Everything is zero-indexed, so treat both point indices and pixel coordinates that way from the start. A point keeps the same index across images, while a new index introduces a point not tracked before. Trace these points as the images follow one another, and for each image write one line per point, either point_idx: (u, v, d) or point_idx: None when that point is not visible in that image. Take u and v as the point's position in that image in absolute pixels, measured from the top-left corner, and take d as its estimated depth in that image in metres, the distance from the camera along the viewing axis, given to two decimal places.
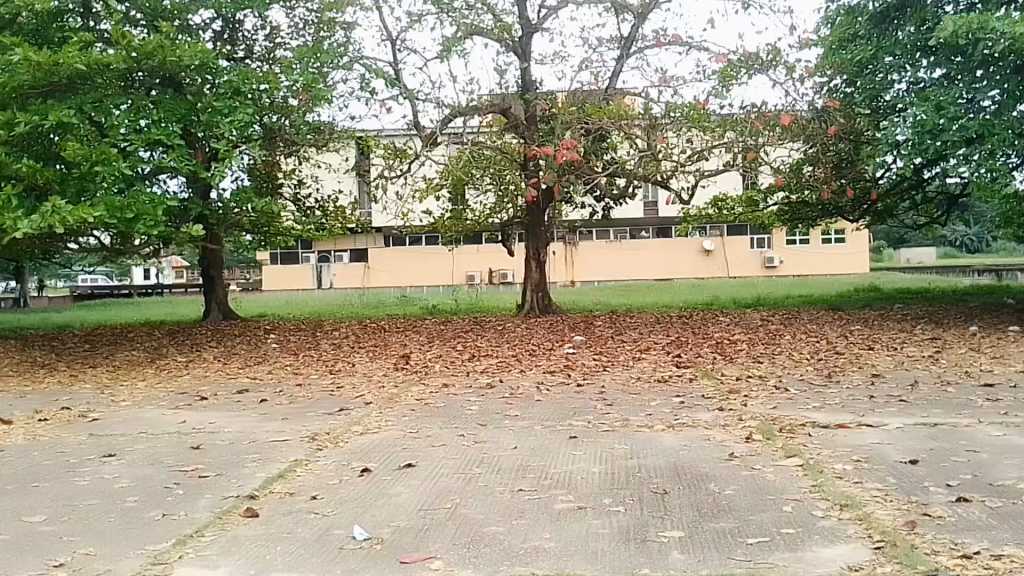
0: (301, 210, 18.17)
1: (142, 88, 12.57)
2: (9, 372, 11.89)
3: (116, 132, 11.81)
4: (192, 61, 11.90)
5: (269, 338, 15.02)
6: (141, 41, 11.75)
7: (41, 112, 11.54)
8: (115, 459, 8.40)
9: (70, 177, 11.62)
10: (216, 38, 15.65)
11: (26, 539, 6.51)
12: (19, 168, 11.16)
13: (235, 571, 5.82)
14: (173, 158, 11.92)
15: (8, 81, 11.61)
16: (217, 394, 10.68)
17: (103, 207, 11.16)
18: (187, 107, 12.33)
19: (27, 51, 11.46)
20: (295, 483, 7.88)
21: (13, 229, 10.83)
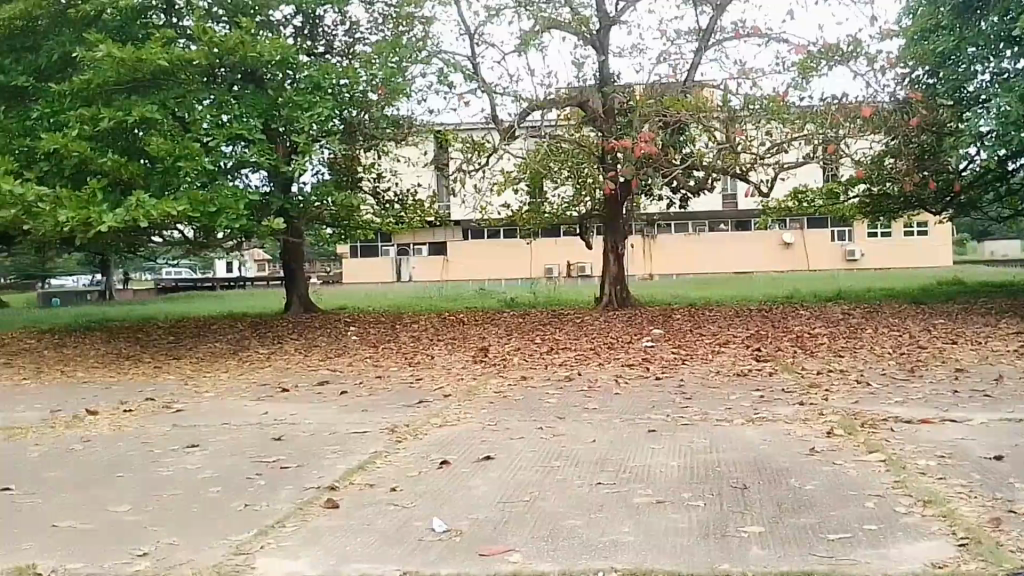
0: (379, 203, 17.85)
1: (224, 83, 12.98)
2: (97, 363, 12.27)
3: (198, 126, 12.19)
4: (272, 57, 12.39)
5: (348, 330, 15.15)
6: (222, 38, 12.24)
7: (126, 108, 11.96)
8: (198, 450, 8.42)
9: (154, 172, 11.99)
10: (296, 34, 15.87)
11: (113, 528, 6.65)
12: (105, 163, 11.56)
13: (316, 562, 5.90)
14: (255, 152, 12.31)
15: (97, 78, 11.96)
16: (298, 385, 10.80)
17: (186, 202, 11.51)
18: (268, 103, 12.72)
19: (111, 48, 11.81)
20: (375, 474, 7.93)
21: (99, 222, 11.20)
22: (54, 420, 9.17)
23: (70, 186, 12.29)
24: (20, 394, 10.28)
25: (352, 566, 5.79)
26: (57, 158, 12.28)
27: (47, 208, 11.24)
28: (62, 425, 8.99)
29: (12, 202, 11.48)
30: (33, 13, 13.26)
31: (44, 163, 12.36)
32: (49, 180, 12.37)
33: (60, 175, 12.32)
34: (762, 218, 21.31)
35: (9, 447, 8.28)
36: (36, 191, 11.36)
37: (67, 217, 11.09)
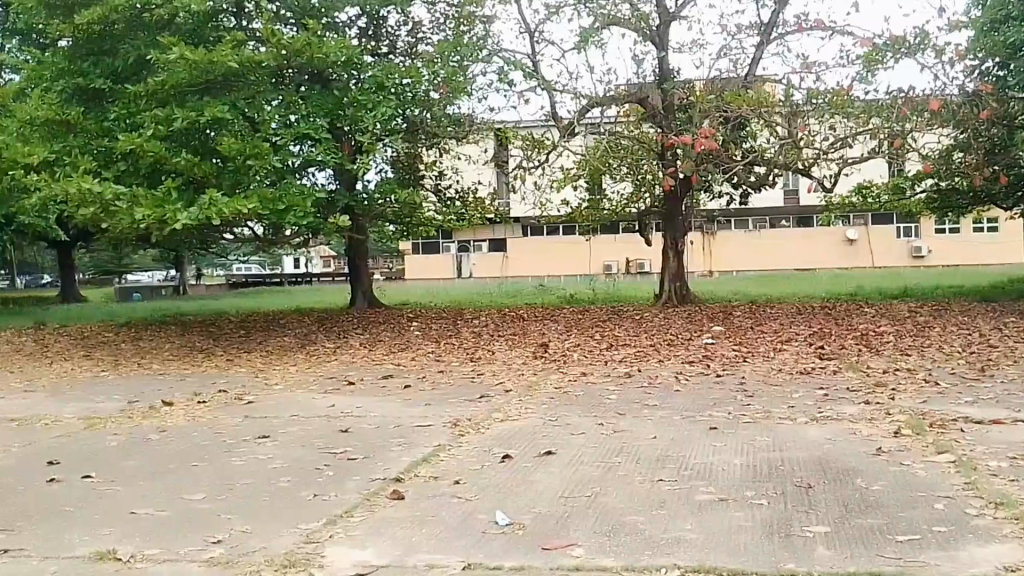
0: (441, 200, 17.94)
1: (291, 84, 13.64)
2: (173, 356, 12.70)
3: (268, 126, 12.70)
4: (337, 57, 12.88)
5: (411, 325, 15.41)
6: (290, 39, 12.71)
7: (199, 109, 12.39)
8: (269, 440, 8.63)
9: (226, 171, 12.44)
10: (361, 35, 16.23)
11: (190, 515, 6.88)
12: (180, 162, 12.09)
13: (383, 551, 6.01)
14: (321, 152, 12.90)
15: (171, 79, 12.27)
16: (364, 378, 11.02)
17: (257, 200, 11.99)
18: (334, 102, 13.33)
19: (184, 50, 12.16)
20: (439, 467, 8.03)
21: (174, 220, 11.63)
22: (132, 410, 9.51)
23: (145, 185, 12.74)
24: (99, 386, 10.72)
25: (418, 557, 5.89)
26: (133, 159, 12.76)
27: (124, 207, 11.74)
28: (140, 415, 9.32)
29: (93, 201, 11.96)
30: (107, 19, 13.63)
31: (122, 164, 12.86)
32: (126, 180, 12.82)
33: (136, 175, 12.77)
34: (825, 214, 21.10)
35: (91, 436, 8.63)
36: (115, 190, 11.82)
37: (143, 215, 11.56)
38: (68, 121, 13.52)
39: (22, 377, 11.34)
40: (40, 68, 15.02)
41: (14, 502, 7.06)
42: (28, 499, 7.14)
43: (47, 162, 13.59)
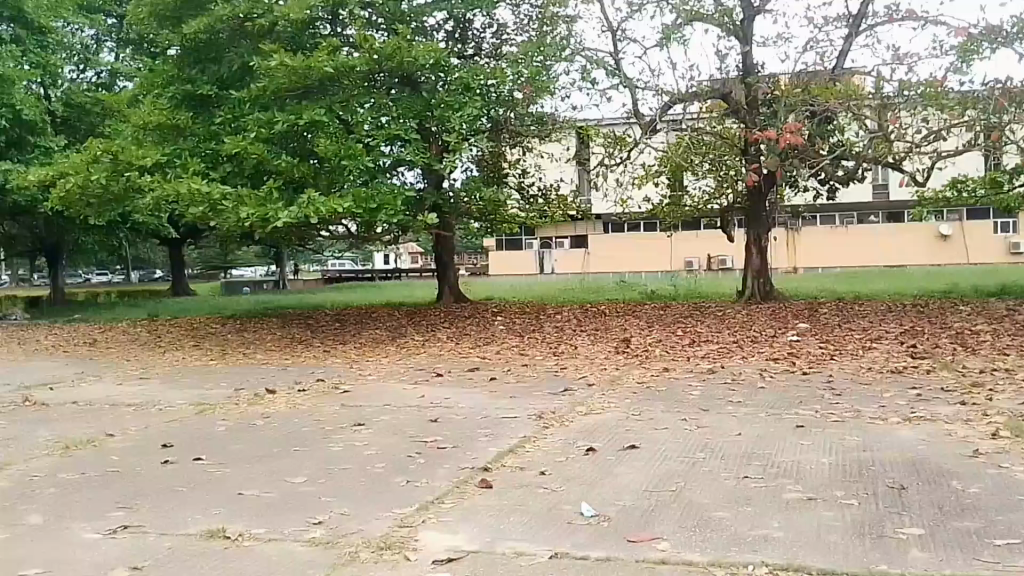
0: (525, 198, 18.52)
1: (382, 87, 14.29)
2: (274, 346, 13.44)
3: (361, 128, 13.47)
4: (426, 60, 13.61)
5: (496, 319, 15.73)
6: (381, 45, 13.49)
7: (297, 113, 13.35)
8: (364, 428, 9.02)
9: (321, 172, 13.39)
10: (449, 38, 16.80)
11: (291, 497, 7.27)
12: (281, 164, 13.04)
13: (473, 538, 6.22)
14: (410, 151, 13.70)
15: (270, 84, 13.30)
16: (451, 370, 11.37)
17: (351, 199, 12.78)
18: (423, 105, 14.11)
19: (283, 57, 13.08)
20: (525, 458, 8.22)
21: (276, 218, 12.56)
22: (239, 397, 10.12)
23: (249, 185, 13.84)
24: (207, 373, 11.44)
25: (507, 544, 6.07)
26: (238, 160, 13.88)
27: (231, 206, 12.68)
28: (245, 402, 9.89)
29: (202, 200, 12.89)
30: (212, 28, 14.59)
31: (228, 165, 14.01)
32: (231, 180, 13.97)
33: (241, 175, 13.89)
34: (916, 209, 20.48)
35: (200, 420, 9.21)
36: (222, 189, 12.72)
37: (248, 213, 12.51)
38: (177, 125, 14.91)
39: (137, 364, 12.24)
40: (156, 76, 16.22)
41: (132, 480, 7.63)
42: (143, 477, 7.70)
43: (159, 165, 14.70)
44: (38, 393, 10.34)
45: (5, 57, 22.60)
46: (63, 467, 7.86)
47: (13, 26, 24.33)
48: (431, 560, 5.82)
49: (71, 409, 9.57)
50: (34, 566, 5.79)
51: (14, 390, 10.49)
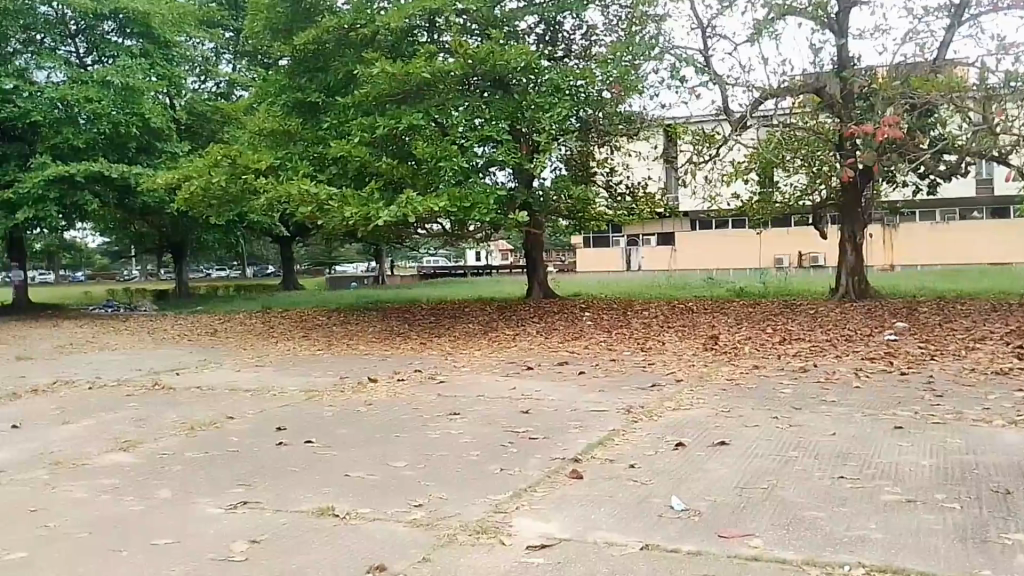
0: (613, 196, 18.68)
1: (476, 90, 15.10)
2: (375, 338, 14.17)
3: (456, 129, 14.26)
4: (517, 63, 14.22)
5: (583, 315, 16.00)
6: (476, 50, 14.20)
7: (396, 117, 14.24)
8: (460, 417, 9.43)
9: (419, 173, 14.19)
10: (540, 41, 17.29)
11: (394, 480, 7.72)
12: (382, 165, 13.92)
13: (566, 526, 6.46)
14: (503, 152, 14.36)
15: (373, 90, 14.33)
16: (541, 364, 11.69)
17: (447, 199, 13.45)
18: (516, 106, 14.71)
19: (385, 65, 13.91)
20: (615, 450, 8.41)
21: (377, 216, 13.28)
22: (344, 384, 10.75)
23: (352, 185, 14.87)
24: (314, 362, 12.17)
25: (598, 534, 6.27)
26: (342, 163, 14.87)
27: (336, 205, 13.48)
28: (349, 389, 10.51)
29: (310, 201, 13.73)
30: (320, 38, 15.69)
31: (334, 168, 15.02)
32: (336, 181, 14.96)
33: (345, 177, 14.83)
34: None
35: (309, 406, 9.83)
36: (328, 191, 13.49)
37: (352, 213, 13.30)
38: (288, 131, 16.13)
39: (252, 353, 13.14)
40: (269, 85, 17.46)
41: (249, 458, 8.29)
42: (258, 457, 8.33)
43: (273, 167, 15.74)
44: (166, 377, 11.31)
45: (135, 70, 25.56)
46: (189, 446, 8.60)
47: (142, 42, 27.36)
48: (525, 546, 6.08)
49: (196, 393, 10.43)
50: (166, 536, 6.39)
51: (145, 374, 11.52)
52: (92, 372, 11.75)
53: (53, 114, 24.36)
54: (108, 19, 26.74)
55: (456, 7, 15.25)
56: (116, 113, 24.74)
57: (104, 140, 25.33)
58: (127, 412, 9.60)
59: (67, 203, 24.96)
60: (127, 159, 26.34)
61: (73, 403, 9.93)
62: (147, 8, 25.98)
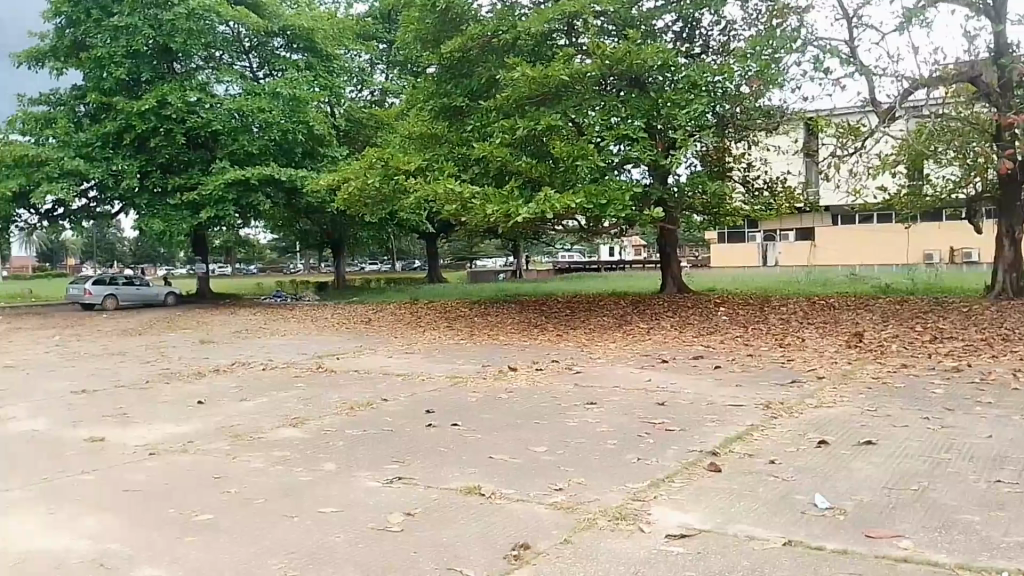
0: (750, 191, 18.42)
1: (611, 90, 15.71)
2: (514, 329, 14.78)
3: (593, 130, 14.94)
4: (652, 62, 14.72)
5: (718, 310, 15.86)
6: (612, 50, 14.70)
7: (536, 119, 15.05)
8: (596, 407, 9.73)
9: (556, 172, 14.90)
10: (677, 38, 17.48)
11: (535, 463, 8.12)
12: (521, 165, 14.78)
13: (705, 517, 6.56)
14: (638, 149, 14.70)
15: (514, 93, 15.18)
16: (676, 357, 11.84)
17: (583, 196, 14.08)
18: (651, 104, 15.09)
19: (525, 69, 14.78)
20: (754, 445, 8.40)
21: (517, 213, 14.00)
22: (486, 372, 11.38)
23: (493, 183, 15.90)
24: (458, 351, 12.91)
25: (738, 527, 6.30)
26: (484, 163, 16.07)
27: (479, 204, 14.43)
28: (491, 376, 11.12)
29: (454, 199, 14.72)
30: (468, 45, 16.59)
31: (477, 168, 16.22)
32: (478, 180, 16.23)
33: (486, 176, 16.06)
34: None
35: (452, 391, 10.47)
36: (471, 190, 14.44)
37: (494, 210, 14.17)
38: (435, 134, 17.82)
39: (402, 340, 14.09)
40: (418, 92, 18.82)
41: (401, 437, 8.97)
42: (407, 437, 8.98)
43: (420, 169, 17.06)
44: (327, 361, 12.37)
45: (301, 83, 28.38)
46: (347, 425, 9.39)
47: (306, 56, 30.59)
48: (665, 535, 6.21)
49: (354, 375, 11.36)
50: (331, 505, 7.07)
51: (309, 358, 12.65)
52: (264, 354, 13.06)
53: (231, 124, 27.48)
54: (278, 35, 30.07)
55: (594, 9, 15.69)
56: (285, 121, 27.73)
57: (273, 145, 28.53)
58: (295, 391, 10.64)
59: (242, 203, 27.84)
60: (293, 162, 29.38)
61: (250, 382, 11.10)
62: (310, 25, 29.33)
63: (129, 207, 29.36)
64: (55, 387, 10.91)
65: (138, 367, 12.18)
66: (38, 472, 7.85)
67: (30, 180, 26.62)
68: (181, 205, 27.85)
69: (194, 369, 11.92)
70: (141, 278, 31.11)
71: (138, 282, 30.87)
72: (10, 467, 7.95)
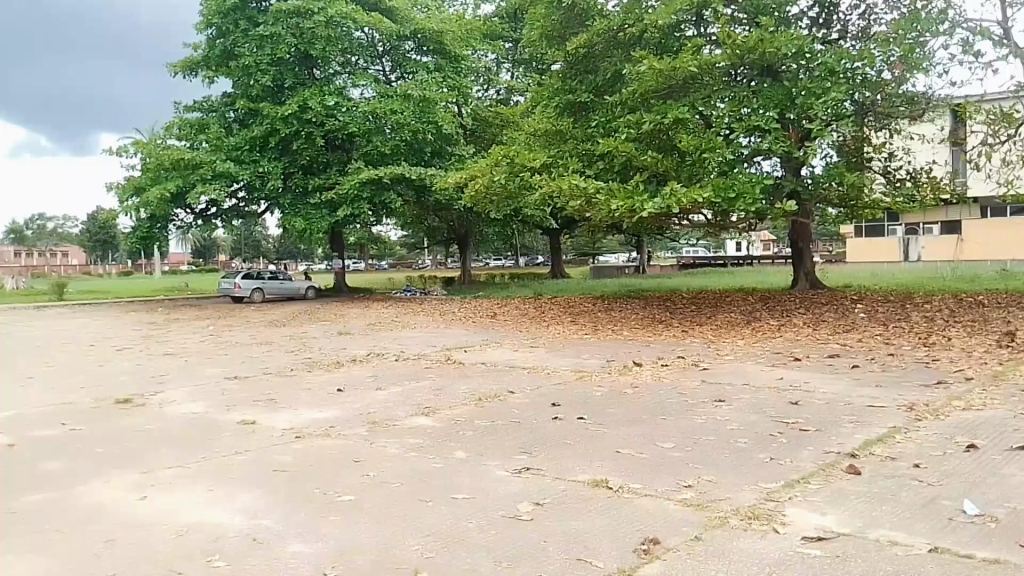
0: (891, 181, 17.62)
1: (742, 80, 15.96)
2: (638, 324, 14.83)
3: (722, 122, 15.04)
4: (787, 49, 14.40)
5: (856, 307, 15.23)
6: (744, 39, 14.55)
7: (663, 113, 15.09)
8: (725, 404, 9.59)
9: (683, 165, 14.96)
10: (812, 24, 17.00)
11: (665, 459, 8.01)
12: (647, 160, 14.99)
13: (844, 520, 6.21)
14: (770, 141, 14.66)
15: (640, 87, 15.34)
16: (810, 355, 11.54)
17: (711, 189, 14.00)
18: (785, 93, 14.83)
19: (652, 62, 14.90)
20: (895, 448, 7.98)
21: (642, 208, 14.19)
22: (611, 367, 11.48)
23: (618, 178, 16.11)
24: (584, 345, 13.08)
25: (880, 532, 5.94)
26: (608, 158, 16.17)
27: (604, 199, 14.73)
28: (616, 371, 11.19)
29: (579, 194, 15.14)
30: (594, 42, 17.05)
31: (601, 163, 16.40)
32: (603, 176, 16.33)
33: (610, 171, 16.17)
34: None
35: (579, 385, 10.62)
36: (596, 185, 14.78)
37: (618, 206, 14.36)
38: (559, 131, 18.14)
39: (528, 334, 14.42)
40: (544, 90, 19.31)
41: (527, 430, 9.11)
42: (533, 429, 9.11)
43: (545, 165, 17.57)
44: (457, 353, 12.80)
45: (430, 84, 29.45)
46: (476, 415, 9.69)
47: (436, 58, 31.71)
48: (801, 537, 5.91)
49: (482, 368, 11.70)
50: (462, 491, 7.24)
51: (439, 350, 13.14)
52: (397, 345, 13.68)
53: (366, 125, 28.71)
54: (409, 39, 31.27)
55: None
56: (415, 122, 28.79)
57: (405, 145, 29.56)
58: (425, 382, 11.07)
59: (376, 201, 29.05)
60: (424, 161, 30.71)
61: (384, 372, 11.63)
62: (440, 27, 30.27)
63: (274, 206, 31.32)
64: (209, 373, 11.85)
65: (282, 356, 13.03)
66: (197, 452, 8.50)
67: (186, 182, 28.89)
68: (321, 204, 29.49)
69: (332, 359, 12.63)
70: (285, 272, 32.94)
71: (282, 276, 32.78)
72: (173, 446, 8.67)
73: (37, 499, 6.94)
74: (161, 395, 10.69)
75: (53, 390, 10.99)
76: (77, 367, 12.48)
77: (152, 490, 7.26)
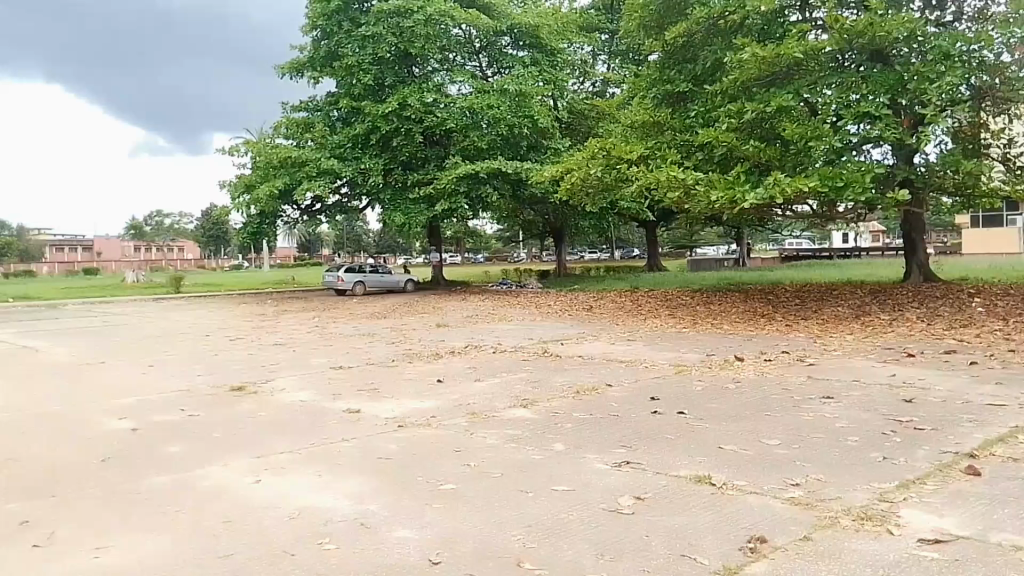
0: (1009, 169, 16.77)
1: (851, 65, 15.51)
2: (737, 319, 14.56)
3: (829, 109, 14.65)
4: (898, 32, 13.93)
5: (974, 301, 14.46)
6: (852, 23, 14.19)
7: (766, 101, 14.96)
8: (834, 401, 9.33)
9: (787, 155, 14.96)
10: (925, 6, 16.34)
11: (771, 456, 7.85)
12: (750, 150, 14.90)
13: (962, 522, 5.93)
14: (880, 127, 13.95)
15: (741, 75, 15.22)
16: (924, 351, 11.09)
17: (818, 178, 13.73)
18: (896, 79, 14.31)
19: (755, 50, 14.71)
20: (1018, 449, 7.52)
21: (743, 199, 14.05)
22: (710, 361, 11.34)
23: (717, 169, 15.95)
24: (683, 339, 12.98)
25: (1003, 536, 5.64)
26: (708, 149, 16.07)
27: (703, 190, 14.71)
28: (716, 366, 11.05)
29: (678, 186, 15.01)
30: (691, 31, 16.99)
31: (700, 153, 16.30)
32: (702, 167, 16.21)
33: (710, 162, 16.08)
34: None
35: (676, 380, 10.54)
36: (695, 176, 14.74)
37: (719, 196, 14.33)
38: (658, 122, 18.11)
39: (625, 327, 14.42)
40: (640, 81, 19.31)
41: (626, 424, 9.09)
42: (633, 424, 9.08)
43: (641, 156, 17.57)
44: (553, 346, 12.92)
45: (526, 78, 29.63)
46: (574, 407, 9.74)
47: (532, 52, 31.73)
48: (917, 539, 5.69)
49: (578, 361, 11.76)
50: (563, 484, 7.28)
51: (535, 342, 13.31)
52: (494, 338, 13.94)
53: (463, 121, 29.03)
54: (506, 34, 31.54)
55: None
56: (511, 116, 28.93)
57: (501, 139, 29.95)
58: (521, 374, 11.21)
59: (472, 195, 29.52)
60: (519, 155, 31.09)
61: (481, 364, 11.84)
62: (537, 21, 30.42)
63: (375, 202, 32.13)
64: (314, 362, 12.38)
65: (384, 347, 13.48)
66: (306, 439, 8.88)
67: (292, 180, 30.09)
68: (419, 198, 30.11)
69: (432, 350, 12.97)
70: (383, 265, 33.88)
71: (382, 270, 33.78)
72: (282, 432, 9.09)
73: (163, 480, 7.43)
74: (269, 383, 11.25)
75: (173, 376, 11.76)
76: (195, 355, 13.29)
77: (266, 474, 7.64)
